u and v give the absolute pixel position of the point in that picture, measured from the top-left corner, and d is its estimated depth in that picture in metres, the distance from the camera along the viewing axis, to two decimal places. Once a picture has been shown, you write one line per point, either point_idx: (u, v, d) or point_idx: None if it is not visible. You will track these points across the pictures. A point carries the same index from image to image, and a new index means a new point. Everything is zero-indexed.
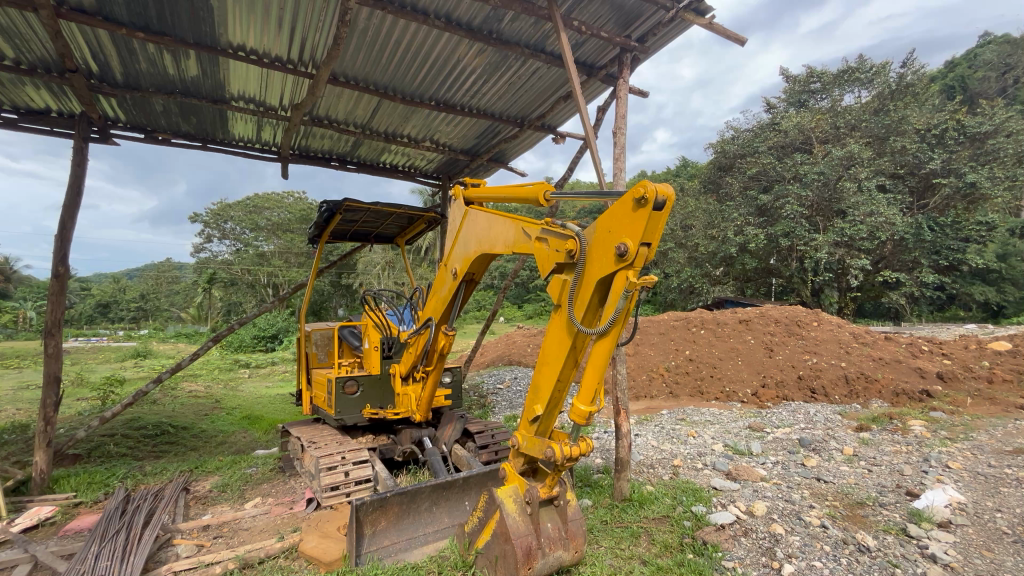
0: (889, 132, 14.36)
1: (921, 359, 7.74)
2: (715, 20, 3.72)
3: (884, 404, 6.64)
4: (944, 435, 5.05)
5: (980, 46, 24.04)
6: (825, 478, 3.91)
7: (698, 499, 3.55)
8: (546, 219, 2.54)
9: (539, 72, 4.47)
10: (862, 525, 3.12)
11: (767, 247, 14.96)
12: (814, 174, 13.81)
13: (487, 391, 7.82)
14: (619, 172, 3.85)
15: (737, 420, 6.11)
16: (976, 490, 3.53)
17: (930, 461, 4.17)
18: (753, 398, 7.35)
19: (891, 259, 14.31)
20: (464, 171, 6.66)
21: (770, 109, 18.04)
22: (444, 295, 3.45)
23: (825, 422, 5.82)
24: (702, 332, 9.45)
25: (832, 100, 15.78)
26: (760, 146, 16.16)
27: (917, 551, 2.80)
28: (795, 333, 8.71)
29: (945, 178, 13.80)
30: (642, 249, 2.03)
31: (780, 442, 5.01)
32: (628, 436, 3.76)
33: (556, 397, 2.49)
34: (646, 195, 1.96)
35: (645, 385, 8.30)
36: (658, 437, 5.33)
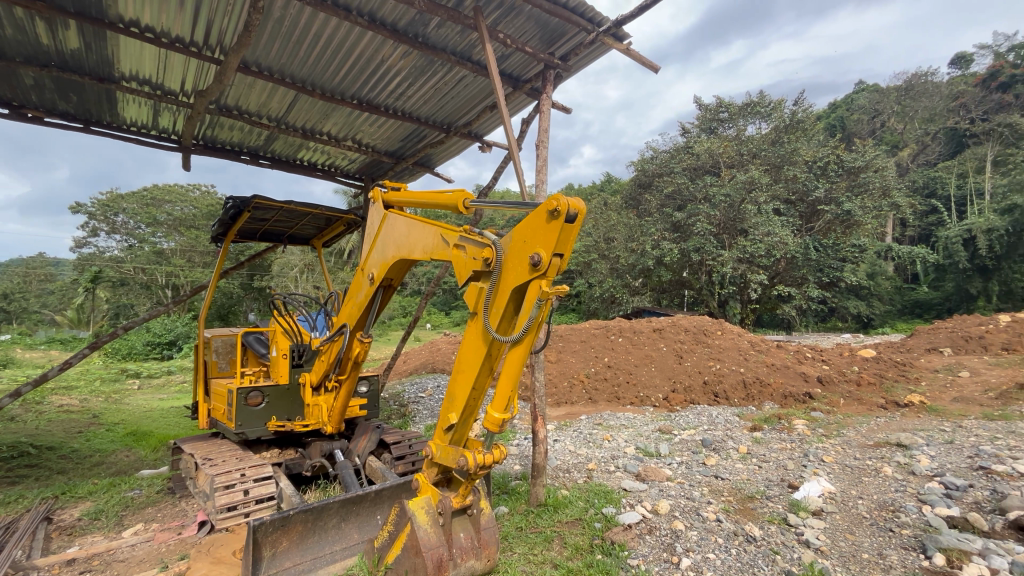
0: (783, 162, 16.13)
1: (806, 365, 8.68)
2: (631, 47, 3.93)
3: (774, 405, 7.35)
4: (822, 432, 5.69)
5: (856, 92, 27.89)
6: (722, 475, 4.24)
7: (609, 501, 3.69)
8: (465, 227, 2.53)
9: (465, 80, 4.49)
10: (750, 517, 3.42)
11: (680, 261, 16.08)
12: (721, 196, 15.18)
13: (408, 400, 7.63)
14: (541, 184, 3.95)
15: (649, 423, 6.47)
16: (843, 480, 4.01)
17: (809, 456, 4.67)
18: (664, 402, 7.84)
19: (784, 275, 15.95)
20: (388, 174, 6.50)
21: (685, 133, 19.57)
22: (360, 300, 3.31)
23: (725, 423, 6.33)
24: (620, 340, 9.92)
25: (737, 129, 17.47)
26: (675, 167, 17.50)
27: (795, 537, 3.11)
28: (702, 341, 9.41)
29: (827, 205, 15.66)
30: (555, 259, 2.09)
31: (685, 443, 5.38)
32: (544, 441, 3.84)
33: (471, 405, 2.49)
34: (559, 208, 2.02)
35: (566, 392, 8.54)
36: (576, 441, 5.50)
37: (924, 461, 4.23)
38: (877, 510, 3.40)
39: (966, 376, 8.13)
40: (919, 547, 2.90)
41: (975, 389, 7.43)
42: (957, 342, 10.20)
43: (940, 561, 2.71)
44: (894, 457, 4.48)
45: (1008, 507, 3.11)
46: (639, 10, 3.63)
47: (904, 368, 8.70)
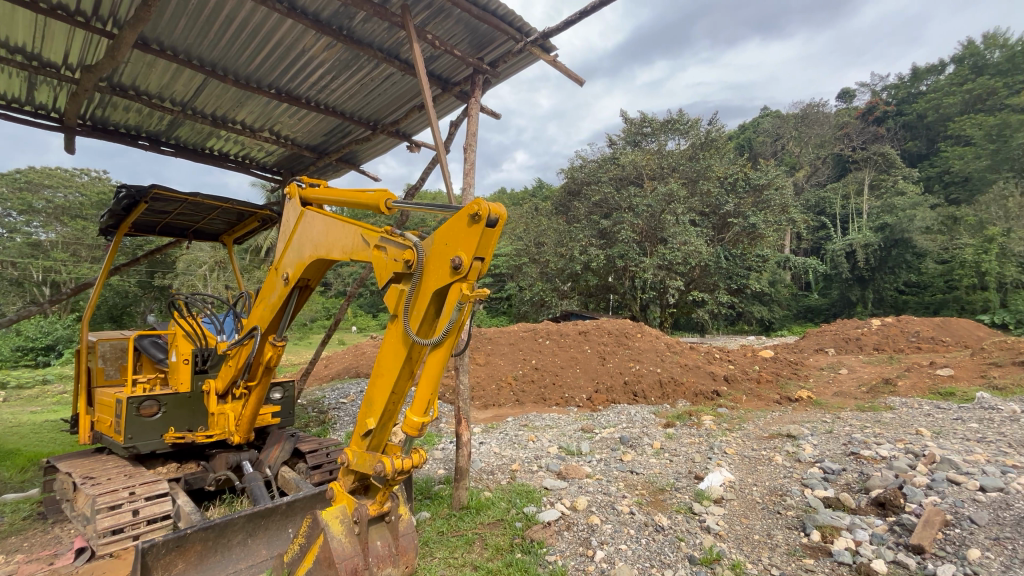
0: (698, 176, 17.41)
1: (714, 365, 9.40)
2: (557, 59, 4.07)
3: (686, 403, 7.90)
4: (725, 426, 6.20)
5: (761, 116, 30.86)
6: (637, 470, 4.49)
7: (530, 500, 3.77)
8: (386, 228, 2.48)
9: (392, 78, 4.41)
10: (660, 508, 3.64)
11: (606, 266, 16.82)
12: (644, 206, 16.09)
13: (328, 406, 7.29)
14: (468, 187, 3.97)
15: (573, 423, 6.69)
16: (741, 469, 4.39)
17: (714, 448, 5.07)
18: (588, 402, 8.14)
19: (699, 281, 17.18)
20: (309, 169, 6.20)
21: (611, 144, 20.52)
22: (273, 301, 3.13)
23: (642, 420, 6.71)
24: (547, 342, 10.17)
25: (659, 144, 18.63)
26: (602, 176, 18.30)
27: (698, 524, 3.36)
28: (623, 343, 9.89)
29: (736, 218, 17.08)
30: (476, 262, 2.11)
31: (604, 441, 5.63)
32: (467, 444, 3.84)
33: (389, 410, 2.44)
34: (480, 212, 2.05)
35: (493, 394, 8.59)
36: (501, 443, 5.55)
37: (808, 449, 4.75)
38: (768, 495, 3.75)
39: (845, 372, 9.25)
40: (800, 526, 3.24)
41: (851, 384, 8.47)
42: (839, 342, 11.57)
43: (816, 537, 3.05)
44: (784, 446, 4.99)
45: (871, 486, 3.58)
46: (565, 25, 3.77)
47: (796, 366, 9.71)
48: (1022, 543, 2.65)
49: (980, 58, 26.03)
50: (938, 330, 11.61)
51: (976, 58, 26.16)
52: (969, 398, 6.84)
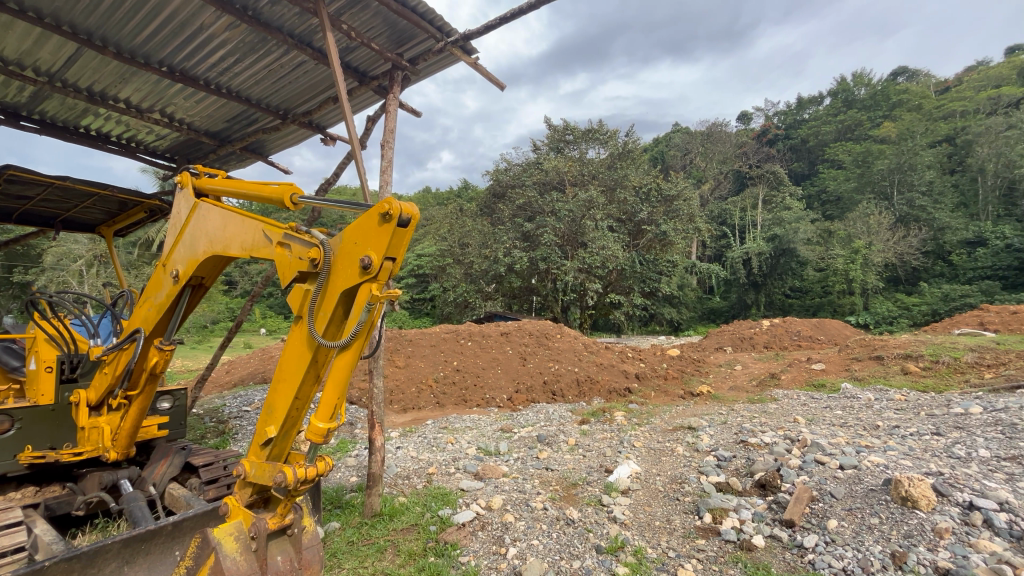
0: (616, 185, 18.36)
1: (627, 363, 9.97)
2: (478, 62, 4.10)
3: (601, 400, 8.29)
4: (635, 421, 6.60)
5: (672, 131, 33.31)
6: (552, 466, 4.63)
7: (446, 503, 3.74)
8: (291, 224, 2.35)
9: (304, 66, 4.18)
10: (572, 502, 3.78)
11: (529, 268, 17.20)
12: (566, 211, 16.68)
13: (229, 415, 6.74)
14: (385, 185, 3.86)
15: (493, 423, 6.76)
16: (647, 461, 4.69)
17: (624, 442, 5.36)
18: (508, 402, 8.27)
19: (616, 284, 18.13)
20: (209, 157, 5.70)
21: (536, 149, 21.03)
22: (160, 301, 2.84)
23: (559, 418, 6.93)
24: (469, 344, 10.16)
25: (580, 153, 19.44)
26: (527, 180, 18.72)
27: (606, 515, 3.54)
28: (543, 343, 10.15)
29: (649, 226, 18.12)
30: (386, 263, 2.07)
31: (522, 440, 5.75)
32: (381, 449, 3.73)
33: (292, 416, 2.32)
34: (391, 211, 2.01)
35: (413, 397, 8.41)
36: (419, 447, 5.46)
37: (705, 439, 5.19)
38: (669, 483, 4.04)
39: (739, 368, 10.22)
40: (695, 510, 3.52)
41: (744, 379, 9.42)
42: (735, 341, 12.76)
43: (708, 519, 3.34)
44: (685, 437, 5.41)
45: (754, 469, 3.98)
46: (485, 30, 3.81)
47: (698, 363, 10.58)
48: (869, 511, 3.05)
49: (850, 93, 30.08)
50: (815, 330, 13.21)
51: (847, 94, 30.18)
52: (836, 388, 7.86)
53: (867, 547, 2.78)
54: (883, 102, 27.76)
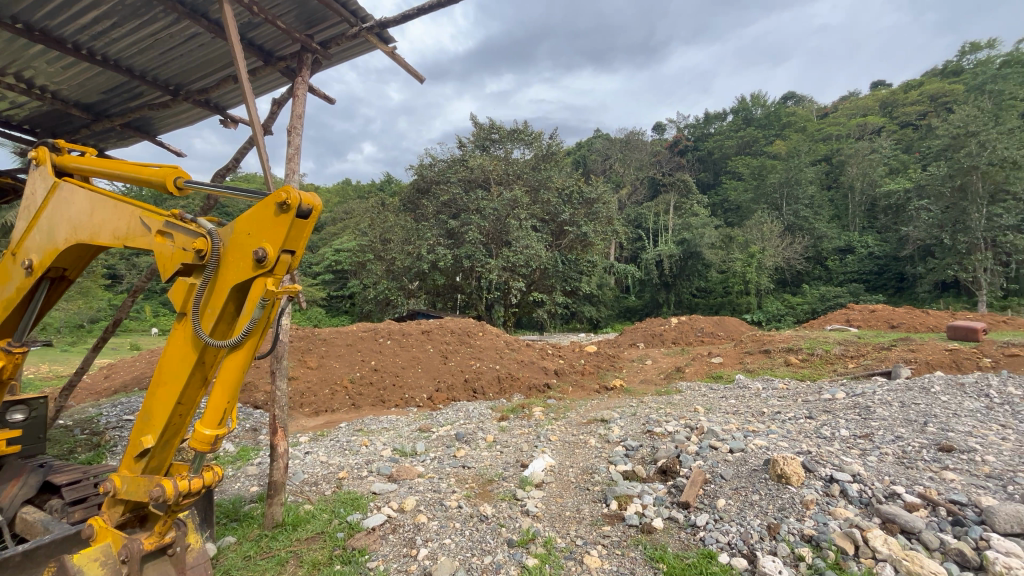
0: (540, 185, 18.73)
1: (547, 359, 10.24)
2: (396, 51, 3.97)
3: (521, 396, 8.44)
4: (552, 415, 6.80)
5: (594, 137, 34.73)
6: (468, 464, 4.62)
7: (356, 508, 3.60)
8: (173, 211, 2.13)
9: (199, 39, 3.81)
10: (487, 498, 3.81)
11: (453, 266, 17.08)
12: (490, 209, 16.74)
13: (107, 425, 5.96)
14: (290, 174, 3.62)
15: (411, 423, 6.62)
16: (561, 454, 4.84)
17: (541, 437, 5.49)
18: (428, 401, 8.14)
19: (539, 283, 18.57)
20: (83, 131, 5.00)
21: (461, 146, 20.86)
22: (8, 296, 2.45)
23: (479, 416, 6.96)
24: (388, 342, 9.85)
25: (506, 152, 19.61)
26: (452, 177, 18.53)
27: (519, 509, 3.60)
28: (465, 342, 10.11)
29: (571, 226, 18.66)
30: (284, 256, 1.94)
31: (440, 439, 5.68)
32: (284, 455, 3.50)
33: (174, 424, 2.10)
34: (289, 201, 1.88)
35: (326, 400, 7.98)
36: (330, 451, 5.21)
37: (616, 430, 5.47)
38: (580, 474, 4.20)
39: (649, 363, 10.89)
40: (603, 498, 3.69)
41: (653, 372, 10.07)
42: (647, 337, 13.60)
43: (614, 506, 3.52)
44: (598, 429, 5.66)
45: (658, 457, 4.25)
46: (403, 19, 3.70)
47: (613, 359, 11.13)
48: (751, 489, 3.39)
49: (748, 112, 33.16)
50: (716, 326, 14.40)
51: (746, 112, 33.22)
52: (731, 379, 8.67)
53: (749, 521, 3.08)
54: (775, 122, 30.89)
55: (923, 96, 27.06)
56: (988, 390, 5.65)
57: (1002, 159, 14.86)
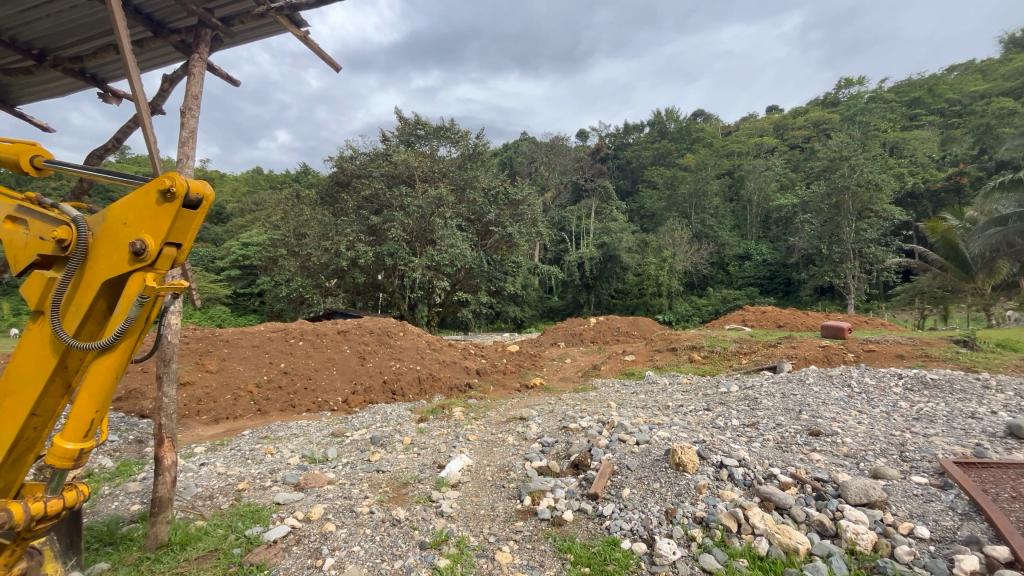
0: (466, 185, 18.67)
1: (469, 359, 10.23)
2: (308, 36, 3.77)
3: (442, 397, 8.35)
4: (472, 415, 6.81)
5: (520, 139, 35.36)
6: (383, 468, 4.49)
7: (256, 521, 3.36)
8: (29, 195, 1.86)
9: (73, 3, 3.36)
10: (400, 502, 3.73)
11: (375, 263, 16.53)
12: (415, 207, 16.36)
13: None
14: (184, 159, 3.29)
15: (323, 428, 6.29)
16: (479, 453, 4.85)
17: (460, 437, 5.47)
18: (343, 405, 7.79)
19: (463, 283, 18.51)
20: None
21: (385, 139, 20.25)
22: None
23: (396, 418, 6.78)
24: (299, 343, 9.27)
25: (431, 149, 19.30)
26: (374, 171, 17.94)
27: (433, 510, 3.57)
28: (384, 342, 9.80)
29: (496, 227, 18.77)
30: (167, 248, 1.78)
31: (354, 443, 5.46)
32: (172, 468, 3.18)
33: (25, 440, 1.85)
34: (175, 189, 1.71)
35: (227, 406, 7.34)
36: (230, 461, 4.81)
37: (533, 428, 5.60)
38: (497, 472, 4.25)
39: (569, 361, 11.27)
40: (518, 494, 3.77)
41: (572, 370, 10.45)
42: (568, 337, 14.06)
43: (527, 501, 3.60)
44: (516, 428, 5.77)
45: (572, 451, 4.42)
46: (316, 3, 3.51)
47: (534, 358, 11.39)
48: (653, 477, 3.64)
49: (663, 125, 35.45)
50: (631, 326, 15.22)
51: (661, 125, 35.53)
52: (642, 375, 9.24)
53: (650, 507, 3.29)
54: (686, 136, 33.31)
55: (808, 122, 30.55)
56: (850, 380, 6.53)
57: (868, 181, 17.11)
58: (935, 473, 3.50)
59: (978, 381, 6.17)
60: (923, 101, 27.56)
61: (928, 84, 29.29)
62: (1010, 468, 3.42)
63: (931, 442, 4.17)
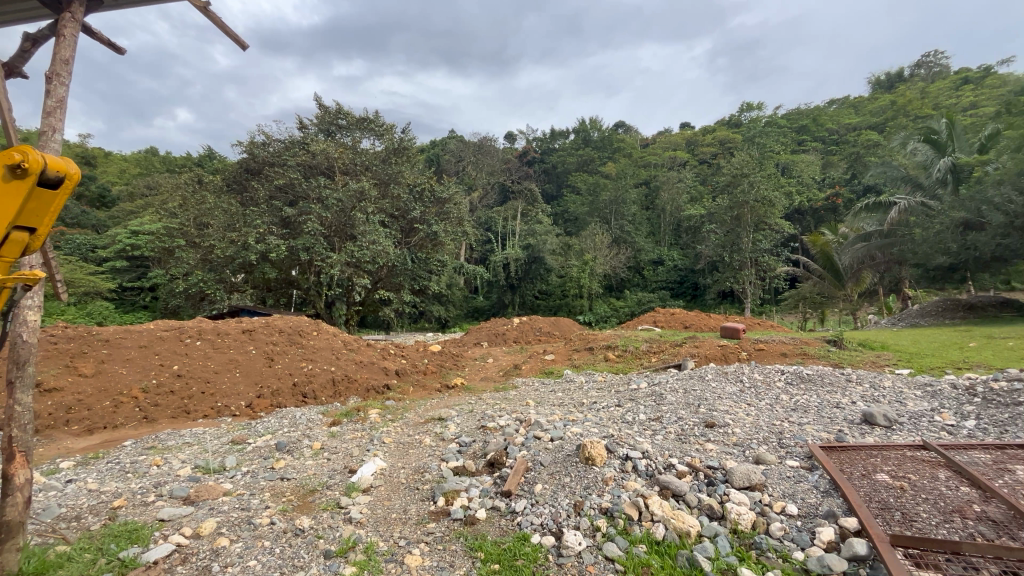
0: (390, 179, 18.11)
1: (388, 359, 9.92)
2: (210, 8, 3.47)
3: (357, 399, 8.03)
4: (389, 417, 6.61)
5: (448, 137, 35.10)
6: (288, 475, 4.22)
7: (134, 541, 3.01)
8: None
9: None
10: (306, 510, 3.54)
11: (288, 258, 15.55)
12: (334, 200, 15.54)
13: None
14: (49, 131, 2.86)
15: (222, 435, 5.78)
16: (393, 456, 4.73)
17: (374, 439, 5.29)
18: (246, 410, 7.21)
19: (385, 281, 17.95)
20: None
21: (302, 127, 19.14)
22: None
23: (306, 422, 6.38)
24: (197, 343, 8.45)
25: (353, 140, 18.54)
26: (289, 160, 16.87)
27: (341, 517, 3.42)
28: (296, 342, 9.23)
29: (421, 224, 18.36)
30: (12, 230, 1.82)
31: (257, 450, 5.08)
32: (26, 487, 2.77)
33: None
34: (27, 165, 1.75)
35: (105, 414, 6.51)
36: (104, 476, 4.26)
37: (451, 428, 5.57)
38: (411, 475, 4.16)
39: (490, 361, 11.34)
40: (432, 496, 3.72)
41: (493, 369, 10.52)
42: (491, 336, 14.16)
43: (441, 502, 3.57)
44: (434, 428, 5.70)
45: (488, 450, 4.46)
46: None
47: (456, 358, 11.32)
48: (564, 472, 3.77)
49: (587, 133, 36.92)
50: (552, 326, 15.64)
51: (585, 133, 36.97)
52: (560, 374, 9.53)
53: (559, 501, 3.41)
54: (608, 146, 34.95)
55: (715, 140, 33.33)
56: (742, 376, 7.23)
57: (763, 198, 19.02)
58: (805, 457, 3.97)
59: (843, 375, 7.10)
60: (809, 128, 31.16)
61: (813, 114, 33.20)
62: (861, 449, 3.98)
63: (803, 429, 4.73)
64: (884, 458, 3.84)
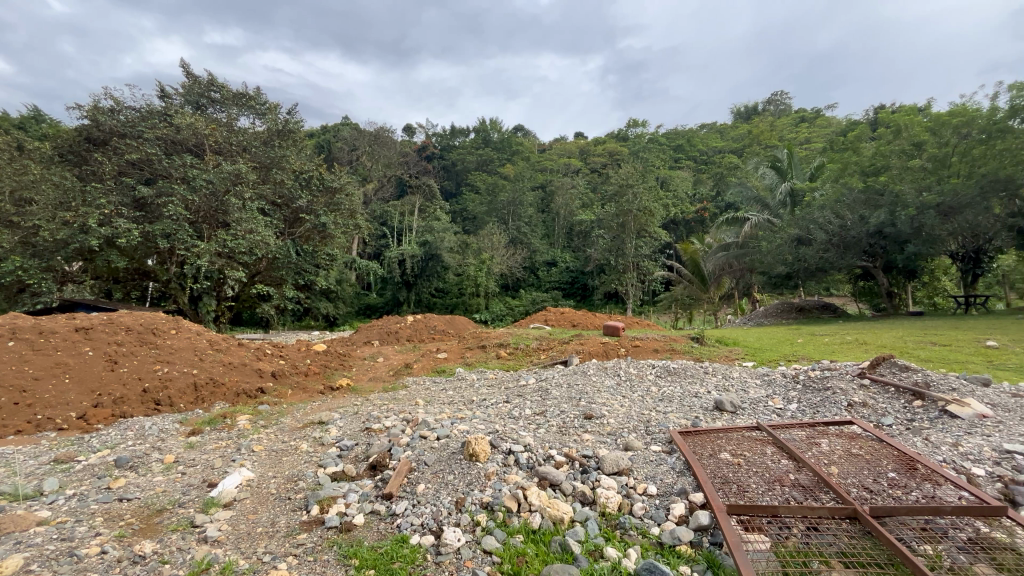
0: (272, 163, 16.48)
1: (263, 360, 9.04)
2: None
3: (224, 404, 7.20)
4: (261, 423, 6.04)
5: (341, 124, 33.22)
6: (128, 495, 3.66)
7: None
8: None
9: None
10: (150, 534, 3.10)
11: (142, 245, 13.51)
12: (203, 180, 13.67)
13: None
14: None
15: (41, 454, 4.82)
16: (263, 465, 4.34)
17: (241, 448, 4.80)
18: (78, 421, 6.10)
19: (264, 274, 16.46)
20: None
21: (163, 95, 16.71)
22: None
23: (157, 434, 5.58)
24: (8, 344, 6.95)
25: (228, 116, 16.66)
26: (145, 132, 14.62)
27: (194, 538, 3.05)
28: (147, 342, 8.02)
29: (307, 215, 17.10)
30: None
31: (89, 469, 4.33)
32: None
33: None
34: None
35: None
36: None
37: (332, 431, 5.25)
38: (283, 484, 3.85)
39: (380, 360, 10.92)
40: (304, 505, 3.48)
41: (383, 369, 10.15)
42: (382, 335, 13.68)
43: (315, 511, 3.35)
44: (313, 433, 5.32)
45: (370, 453, 4.29)
46: None
47: (343, 357, 10.69)
48: (447, 471, 3.75)
49: (486, 134, 37.43)
50: (447, 324, 15.57)
51: (485, 134, 37.41)
52: (452, 372, 9.51)
53: (441, 499, 3.40)
54: (507, 148, 35.71)
55: (605, 151, 35.76)
56: (619, 370, 7.85)
57: (644, 208, 20.86)
58: (666, 442, 4.43)
59: (702, 368, 8.06)
60: (684, 148, 34.85)
61: (687, 135, 37.18)
62: (712, 433, 4.55)
63: (667, 418, 5.27)
64: (727, 439, 4.43)
